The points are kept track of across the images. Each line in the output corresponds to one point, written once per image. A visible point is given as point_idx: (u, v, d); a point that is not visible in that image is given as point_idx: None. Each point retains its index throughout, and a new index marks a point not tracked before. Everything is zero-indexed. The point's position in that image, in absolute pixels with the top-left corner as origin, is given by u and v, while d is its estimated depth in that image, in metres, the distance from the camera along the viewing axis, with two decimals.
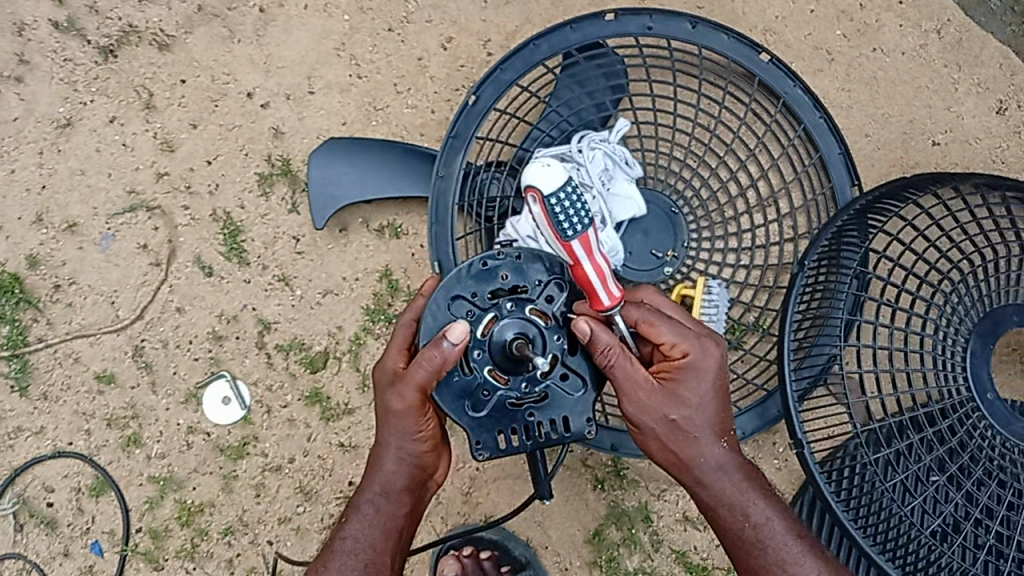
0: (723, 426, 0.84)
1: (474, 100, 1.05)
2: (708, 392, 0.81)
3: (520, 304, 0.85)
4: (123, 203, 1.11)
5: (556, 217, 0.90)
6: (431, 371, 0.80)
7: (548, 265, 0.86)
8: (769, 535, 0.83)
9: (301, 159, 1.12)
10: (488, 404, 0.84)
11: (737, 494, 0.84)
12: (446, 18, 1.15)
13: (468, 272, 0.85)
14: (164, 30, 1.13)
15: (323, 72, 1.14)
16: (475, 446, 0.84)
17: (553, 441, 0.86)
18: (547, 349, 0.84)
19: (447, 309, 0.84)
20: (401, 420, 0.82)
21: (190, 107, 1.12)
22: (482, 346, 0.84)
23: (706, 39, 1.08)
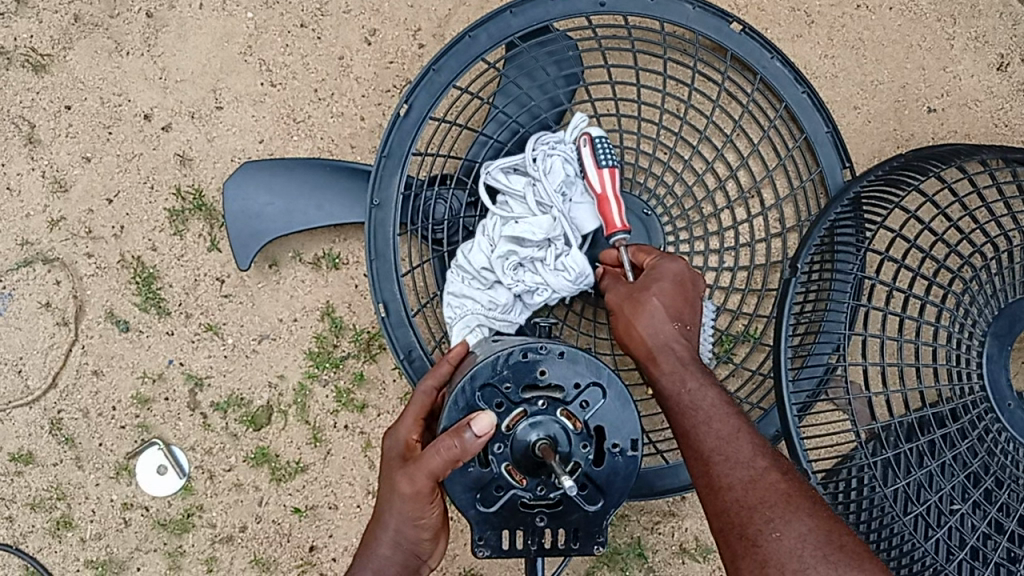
0: (681, 311, 0.74)
1: (405, 110, 0.90)
2: (670, 284, 0.75)
3: (552, 404, 0.71)
4: (16, 256, 0.96)
5: (596, 150, 0.88)
6: (449, 461, 0.66)
7: (595, 366, 0.71)
8: (705, 403, 0.68)
9: (215, 189, 0.97)
10: (498, 501, 0.72)
11: (681, 366, 0.71)
12: (367, 7, 0.99)
13: (505, 361, 0.71)
14: (36, 49, 0.96)
15: (230, 83, 0.98)
16: (476, 542, 0.74)
17: (559, 549, 0.75)
18: (573, 459, 0.71)
19: (473, 396, 0.71)
20: (403, 502, 0.69)
21: (79, 137, 0.97)
22: (504, 440, 0.70)
23: (668, 11, 0.94)
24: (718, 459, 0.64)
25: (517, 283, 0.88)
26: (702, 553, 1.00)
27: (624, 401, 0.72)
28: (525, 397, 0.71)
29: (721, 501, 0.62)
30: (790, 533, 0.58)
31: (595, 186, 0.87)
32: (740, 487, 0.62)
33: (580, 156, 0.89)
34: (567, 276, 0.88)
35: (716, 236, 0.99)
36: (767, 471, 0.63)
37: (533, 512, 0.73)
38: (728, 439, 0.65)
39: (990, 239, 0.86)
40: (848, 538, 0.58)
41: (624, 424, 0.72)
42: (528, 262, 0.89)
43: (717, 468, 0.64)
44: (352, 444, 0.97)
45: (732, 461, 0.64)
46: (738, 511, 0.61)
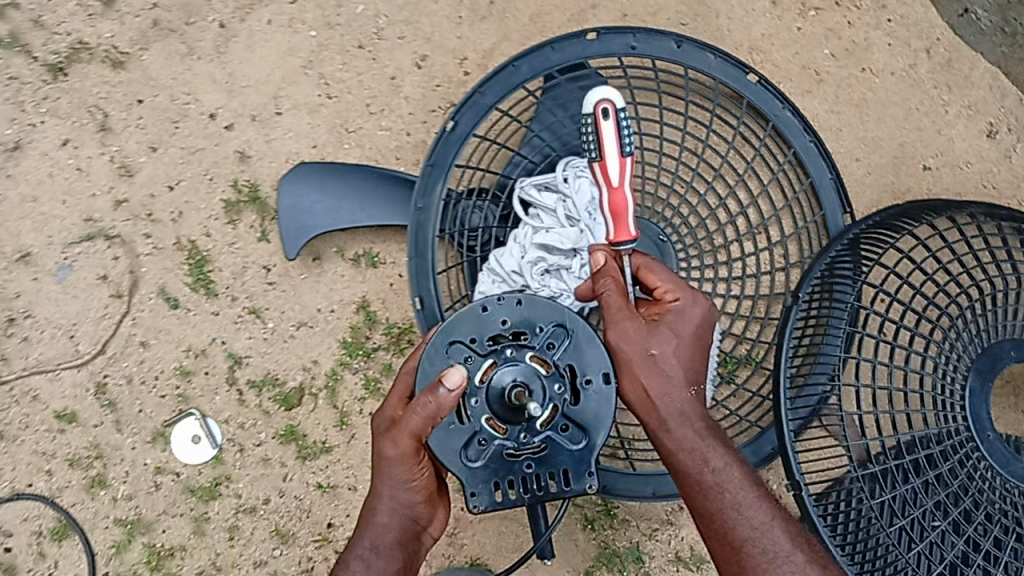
0: (696, 374, 0.76)
1: (452, 126, 0.99)
2: (689, 335, 0.76)
3: (521, 351, 0.79)
4: (79, 231, 1.02)
5: (621, 132, 0.82)
6: (427, 418, 0.72)
7: (553, 309, 0.81)
8: (730, 482, 0.72)
9: (270, 186, 1.05)
10: (484, 454, 0.79)
11: (701, 441, 0.73)
12: (419, 34, 1.10)
13: (469, 319, 0.81)
14: (118, 47, 1.06)
15: (290, 92, 1.08)
16: (469, 495, 0.79)
17: (552, 495, 0.80)
18: (548, 400, 0.78)
19: (445, 354, 0.80)
20: (396, 467, 0.74)
21: (148, 129, 1.05)
22: (479, 393, 0.78)
23: (693, 58, 1.05)
24: (755, 547, 0.70)
25: (543, 287, 0.96)
26: (696, 562, 1.06)
27: (587, 337, 0.81)
28: (492, 348, 0.80)
29: None
30: None
31: (616, 181, 0.82)
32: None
33: (607, 128, 0.82)
34: None
35: (726, 267, 1.07)
36: (801, 560, 0.70)
37: (520, 458, 0.79)
38: (762, 523, 0.71)
39: (975, 282, 0.95)
40: None
41: (592, 359, 0.80)
42: (554, 270, 0.97)
43: (752, 555, 0.70)
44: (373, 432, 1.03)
45: (767, 547, 0.70)
46: None
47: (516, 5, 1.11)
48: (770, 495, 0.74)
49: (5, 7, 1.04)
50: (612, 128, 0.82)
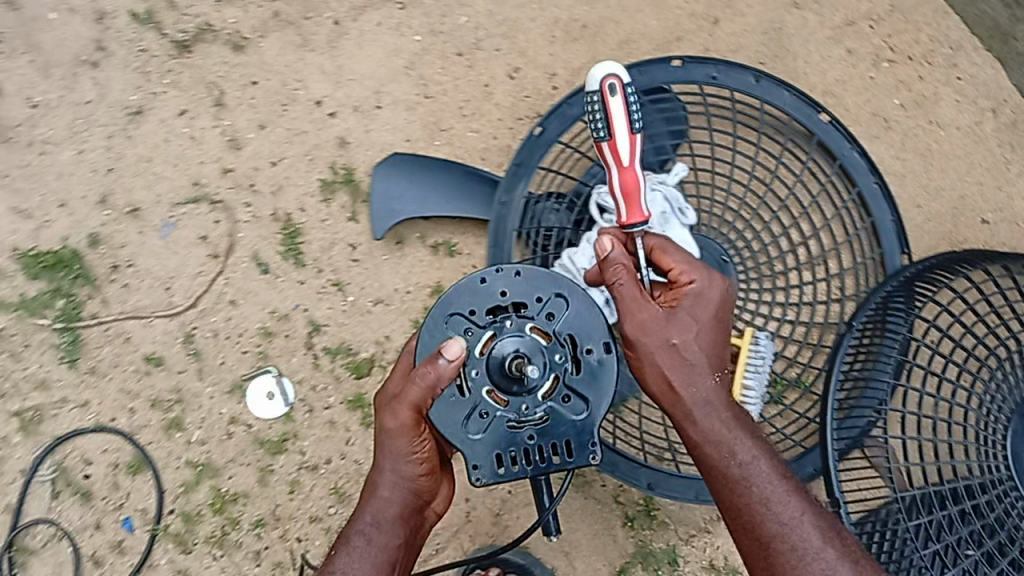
0: (717, 360, 0.79)
1: (539, 132, 1.06)
2: (710, 318, 0.79)
3: (520, 323, 0.82)
4: (186, 193, 1.10)
5: (631, 110, 0.92)
6: (426, 387, 0.76)
7: (552, 280, 0.83)
8: (755, 475, 0.76)
9: (364, 170, 1.13)
10: (484, 426, 0.81)
11: (725, 432, 0.77)
12: (514, 48, 1.17)
13: (467, 293, 0.83)
14: (240, 32, 1.14)
15: (391, 88, 1.15)
16: (470, 468, 0.80)
17: (555, 468, 0.81)
18: (549, 368, 0.82)
19: (444, 326, 0.83)
20: (397, 440, 0.77)
21: (259, 108, 1.13)
22: (479, 365, 0.81)
23: (770, 94, 1.10)
24: (782, 539, 0.74)
25: None
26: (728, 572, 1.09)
27: (587, 308, 0.83)
28: (492, 319, 0.83)
29: None
30: None
31: (627, 159, 0.91)
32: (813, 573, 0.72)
33: (617, 112, 0.92)
34: None
35: (784, 292, 1.12)
36: (829, 551, 0.73)
37: (523, 429, 0.81)
38: (789, 514, 0.75)
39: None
40: None
41: (593, 330, 0.83)
42: None
43: (781, 549, 0.73)
44: None
45: (794, 539, 0.74)
46: None
47: (608, 30, 1.19)
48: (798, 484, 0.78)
49: None
50: (621, 106, 0.92)
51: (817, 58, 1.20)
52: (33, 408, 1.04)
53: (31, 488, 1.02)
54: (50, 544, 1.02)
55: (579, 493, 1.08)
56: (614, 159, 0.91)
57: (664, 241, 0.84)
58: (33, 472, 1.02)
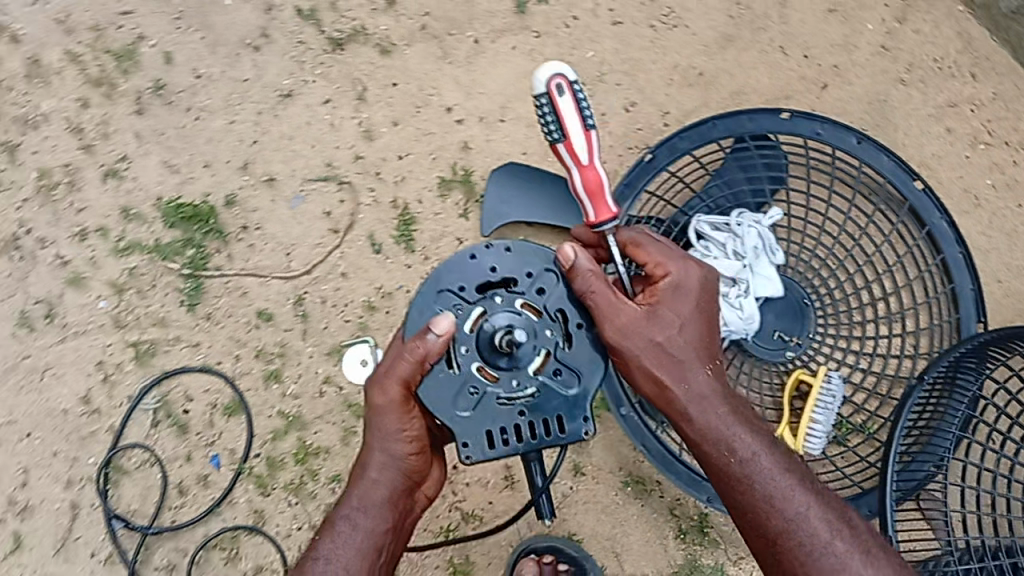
0: (705, 353, 0.85)
1: (649, 158, 1.12)
2: (691, 311, 0.85)
3: (509, 298, 0.89)
4: (319, 172, 1.20)
5: (580, 106, 0.91)
6: (416, 360, 0.84)
7: (539, 259, 0.90)
8: (756, 472, 0.82)
9: (480, 175, 1.22)
10: (475, 402, 0.87)
11: (720, 428, 0.84)
12: (633, 85, 1.26)
13: (458, 271, 0.90)
14: (389, 38, 1.26)
15: (516, 106, 1.25)
16: (461, 445, 0.86)
17: (547, 443, 0.87)
18: (538, 346, 0.88)
19: (435, 303, 0.89)
20: (386, 417, 0.84)
21: (395, 107, 1.23)
22: (469, 342, 0.88)
23: (870, 156, 1.16)
24: (789, 532, 0.80)
25: None
26: None
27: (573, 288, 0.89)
28: (482, 298, 0.89)
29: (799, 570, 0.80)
30: None
31: (586, 158, 0.91)
32: (821, 565, 0.79)
33: (565, 107, 0.91)
34: (738, 314, 1.08)
35: (857, 342, 1.16)
36: (832, 537, 0.80)
37: (513, 405, 0.87)
38: (794, 506, 0.81)
39: None
40: None
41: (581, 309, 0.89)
42: None
43: (788, 545, 0.80)
44: None
45: (800, 533, 0.80)
46: None
47: (722, 80, 1.28)
48: (800, 472, 0.84)
49: None
50: (570, 102, 0.91)
51: (916, 132, 1.28)
52: (150, 342, 1.13)
53: (135, 413, 1.11)
54: (142, 468, 1.10)
55: (637, 497, 1.12)
56: (572, 158, 0.92)
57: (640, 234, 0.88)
58: (140, 399, 1.11)
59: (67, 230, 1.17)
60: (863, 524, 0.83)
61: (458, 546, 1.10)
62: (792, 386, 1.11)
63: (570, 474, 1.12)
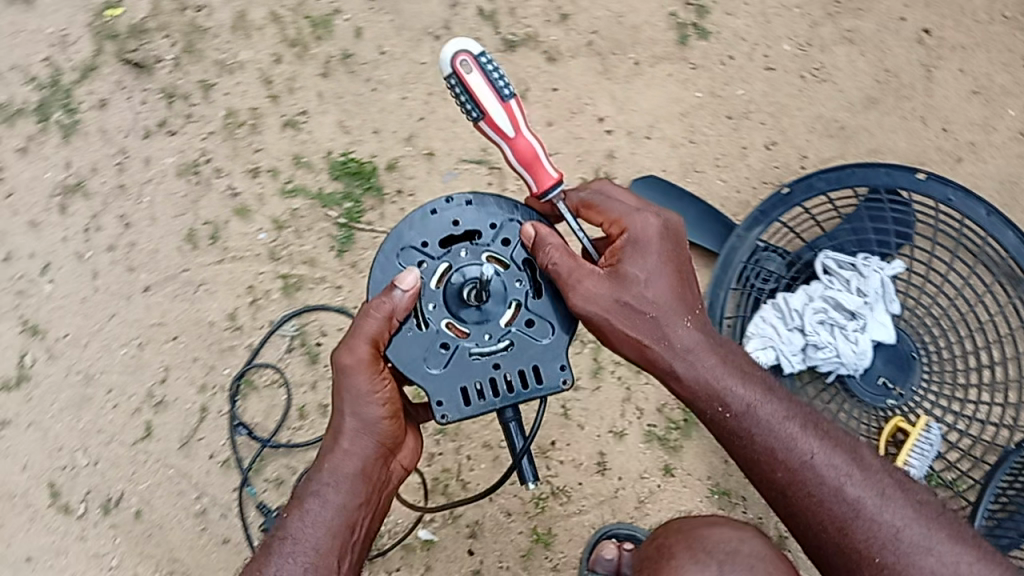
0: (685, 301, 0.85)
1: (786, 192, 1.18)
2: (656, 262, 0.84)
3: (474, 251, 0.90)
4: (474, 154, 1.30)
5: (494, 80, 0.86)
6: (383, 316, 0.84)
7: (503, 210, 0.91)
8: (754, 425, 0.85)
9: (620, 182, 1.29)
10: (447, 357, 0.87)
11: (708, 386, 0.85)
12: (777, 126, 1.34)
13: (420, 226, 0.90)
14: (558, 49, 1.34)
15: (663, 127, 1.32)
16: (437, 404, 0.85)
17: (530, 396, 0.86)
18: (511, 297, 0.89)
19: (396, 259, 0.89)
20: (355, 377, 0.83)
21: (551, 108, 1.31)
22: (435, 299, 0.89)
23: (996, 230, 1.17)
24: (798, 482, 0.84)
25: (814, 332, 1.14)
26: None
27: None
28: (445, 252, 0.90)
29: (817, 513, 0.83)
30: (895, 536, 0.82)
31: (512, 131, 0.87)
32: (834, 511, 0.83)
33: (476, 84, 0.86)
34: (852, 349, 1.14)
35: (961, 404, 1.19)
36: (845, 482, 0.84)
37: (489, 356, 0.87)
38: (801, 456, 0.84)
39: None
40: (938, 531, 0.82)
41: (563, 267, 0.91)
42: (830, 324, 1.15)
43: (802, 495, 0.84)
44: (617, 392, 1.20)
45: (810, 478, 0.84)
46: (839, 527, 0.83)
47: (861, 136, 1.35)
48: (802, 416, 0.86)
49: None
50: (481, 78, 0.86)
51: None
52: (297, 278, 1.24)
53: (274, 337, 1.22)
54: (270, 388, 1.21)
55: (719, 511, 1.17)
56: (497, 134, 0.88)
57: (599, 189, 0.89)
58: (281, 325, 1.22)
59: (242, 166, 1.29)
60: (875, 460, 0.86)
61: (541, 517, 1.16)
62: (889, 431, 1.15)
63: (660, 473, 1.18)
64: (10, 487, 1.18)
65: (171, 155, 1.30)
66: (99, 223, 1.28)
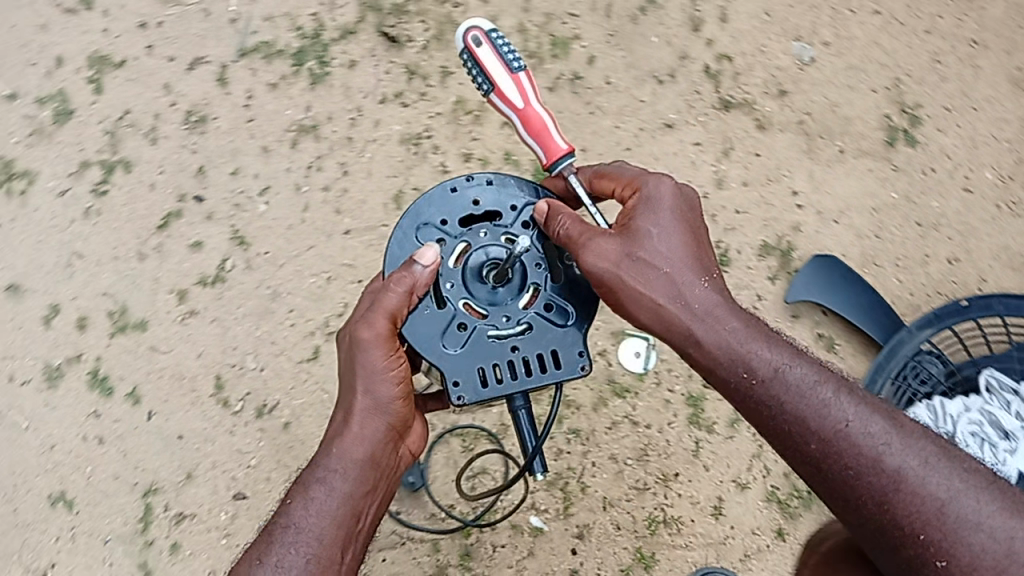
0: (702, 260, 0.84)
1: (965, 304, 1.22)
2: (669, 219, 0.84)
3: (493, 231, 0.93)
4: None
5: (501, 52, 0.95)
6: (404, 292, 0.85)
7: (521, 195, 0.94)
8: (781, 393, 0.81)
9: (799, 255, 1.33)
10: (465, 339, 0.89)
11: (726, 354, 0.81)
12: (964, 245, 1.37)
13: (439, 205, 0.92)
14: (769, 119, 1.41)
15: (851, 216, 1.36)
16: (454, 386, 0.87)
17: (548, 382, 0.88)
18: (531, 282, 0.92)
19: (413, 236, 0.91)
20: (371, 353, 0.84)
21: (750, 170, 1.37)
22: (453, 279, 0.91)
23: None
24: (834, 454, 0.80)
25: (965, 439, 1.15)
26: None
27: None
28: (464, 232, 0.92)
29: (856, 482, 0.79)
30: (937, 505, 0.78)
31: (520, 102, 0.94)
32: (873, 484, 0.79)
33: (486, 56, 0.95)
34: (1000, 466, 1.14)
35: None
36: (884, 449, 0.79)
37: (506, 340, 0.89)
38: (835, 425, 0.80)
39: None
40: (986, 498, 0.78)
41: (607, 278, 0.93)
42: (981, 439, 1.17)
43: (837, 466, 0.80)
44: (749, 446, 1.25)
45: (847, 446, 0.79)
46: (881, 495, 0.78)
47: None
48: (834, 382, 0.82)
49: (723, 54, 1.44)
50: (490, 52, 0.95)
51: None
52: None
53: None
54: None
55: None
56: (508, 105, 0.95)
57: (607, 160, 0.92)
58: None
59: (457, 149, 1.42)
60: (917, 427, 0.81)
61: (648, 539, 1.21)
62: None
63: (772, 535, 1.22)
64: (182, 369, 1.32)
65: (398, 124, 1.44)
66: (321, 165, 1.41)
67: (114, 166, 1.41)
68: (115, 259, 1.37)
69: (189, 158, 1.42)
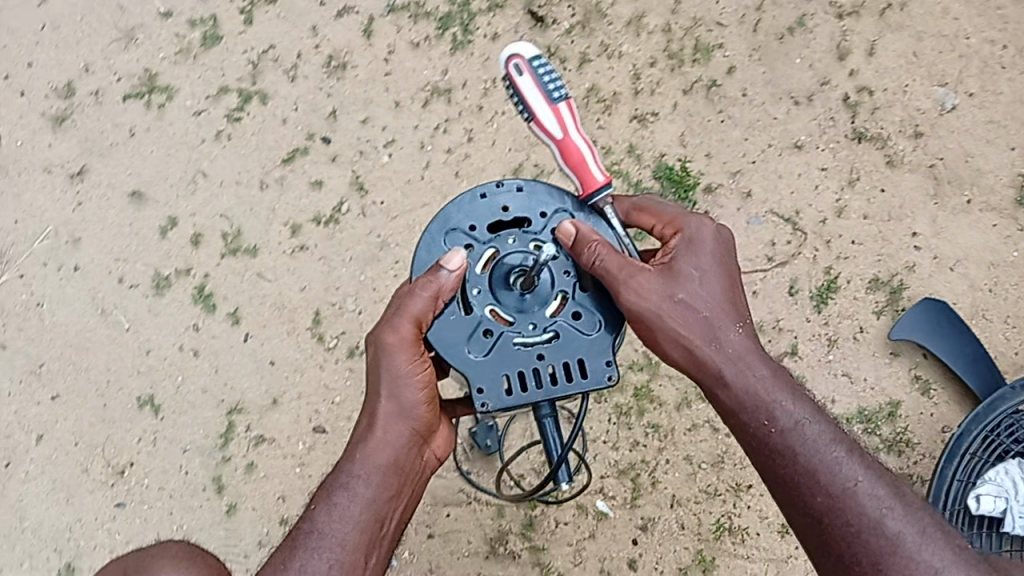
0: (736, 306, 0.85)
1: None
2: (708, 262, 0.86)
3: (522, 238, 0.91)
4: (785, 213, 1.37)
5: (541, 82, 0.93)
6: (430, 296, 0.86)
7: (552, 202, 0.92)
8: (798, 443, 0.80)
9: (908, 296, 1.33)
10: (490, 344, 0.88)
11: (750, 400, 0.82)
12: None
13: (466, 210, 0.91)
14: (900, 158, 1.39)
15: (968, 267, 1.35)
16: (478, 394, 0.86)
17: (575, 392, 0.86)
18: (561, 291, 0.89)
19: (439, 241, 0.90)
20: (395, 358, 0.85)
21: (871, 204, 1.37)
22: (479, 284, 0.89)
23: None
24: (837, 509, 0.78)
25: None
26: None
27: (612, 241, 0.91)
28: (493, 237, 0.91)
29: (856, 540, 0.77)
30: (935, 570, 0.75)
31: (559, 132, 0.93)
32: (871, 545, 0.77)
33: (525, 85, 0.93)
34: None
35: None
36: (887, 510, 0.78)
37: (532, 348, 0.87)
38: (843, 482, 0.79)
39: None
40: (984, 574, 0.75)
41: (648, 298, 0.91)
42: None
43: (838, 523, 0.78)
44: None
45: (853, 505, 0.78)
46: (880, 557, 0.76)
47: None
48: (849, 442, 0.81)
49: (863, 86, 1.42)
50: (529, 80, 0.94)
51: None
52: None
53: None
54: None
55: None
56: (545, 134, 0.93)
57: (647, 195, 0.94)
58: None
59: None
60: (918, 500, 0.80)
61: (711, 544, 1.21)
62: None
63: None
64: (284, 299, 1.36)
65: None
66: (447, 128, 1.43)
67: (251, 96, 1.46)
68: (238, 182, 1.42)
69: (323, 101, 1.45)
